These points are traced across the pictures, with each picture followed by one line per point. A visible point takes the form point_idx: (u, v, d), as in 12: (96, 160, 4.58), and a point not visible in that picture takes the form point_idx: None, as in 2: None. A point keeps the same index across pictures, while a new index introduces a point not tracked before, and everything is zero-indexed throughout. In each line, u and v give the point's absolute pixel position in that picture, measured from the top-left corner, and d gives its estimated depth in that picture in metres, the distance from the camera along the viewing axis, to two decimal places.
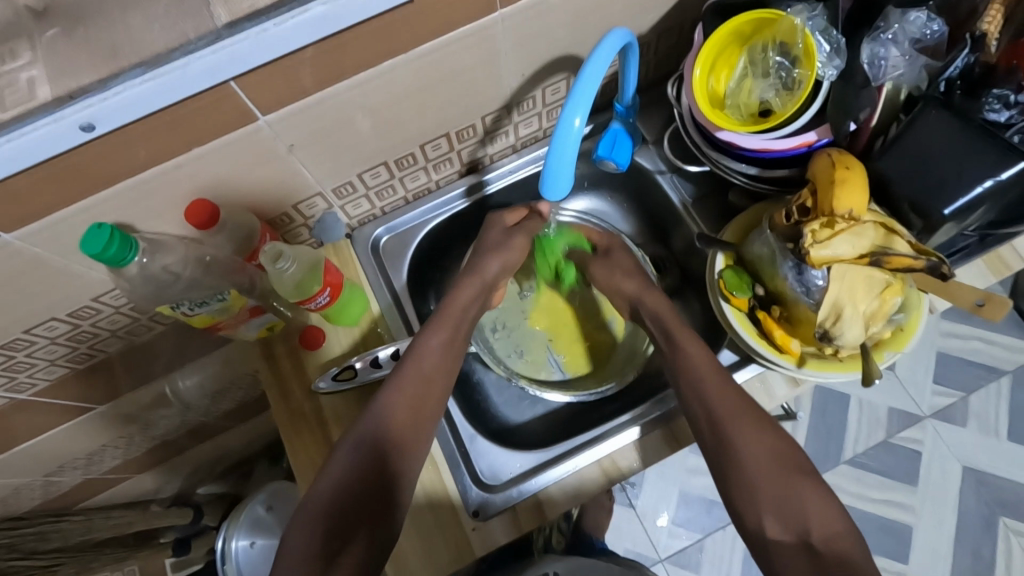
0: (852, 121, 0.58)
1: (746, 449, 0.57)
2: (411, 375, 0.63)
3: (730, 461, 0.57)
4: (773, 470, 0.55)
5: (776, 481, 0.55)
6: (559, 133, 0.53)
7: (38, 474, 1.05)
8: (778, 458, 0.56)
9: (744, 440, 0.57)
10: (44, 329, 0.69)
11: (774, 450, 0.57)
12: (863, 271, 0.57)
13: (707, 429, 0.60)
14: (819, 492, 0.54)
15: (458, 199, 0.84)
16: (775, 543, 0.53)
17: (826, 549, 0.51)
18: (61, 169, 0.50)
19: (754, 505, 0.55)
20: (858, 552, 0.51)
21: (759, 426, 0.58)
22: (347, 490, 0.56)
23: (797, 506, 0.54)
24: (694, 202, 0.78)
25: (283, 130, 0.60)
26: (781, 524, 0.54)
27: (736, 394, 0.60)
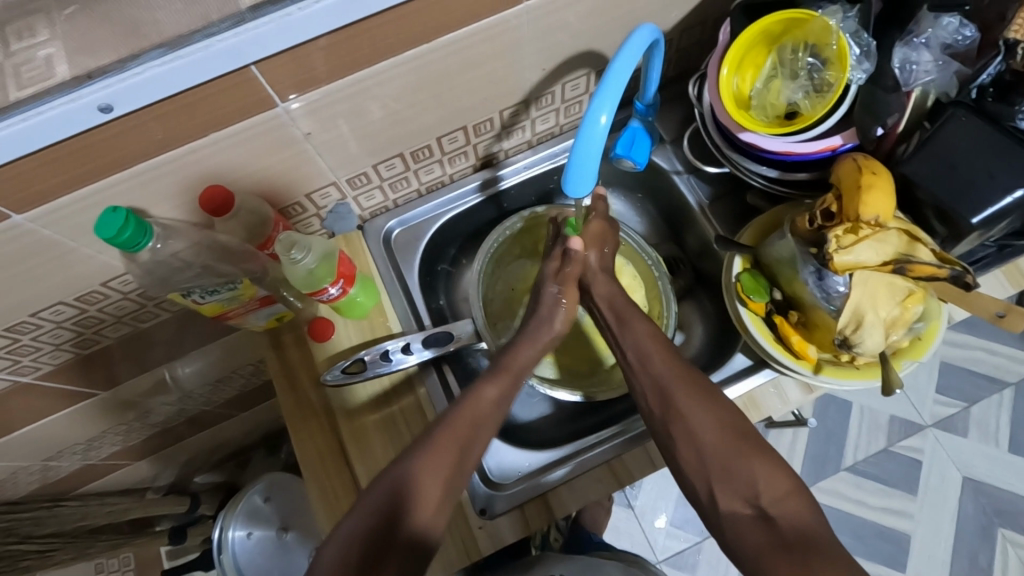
0: (880, 125, 0.57)
1: (691, 415, 0.56)
2: (479, 395, 0.60)
3: (677, 427, 0.56)
4: (727, 438, 0.54)
5: (728, 446, 0.53)
6: (584, 129, 0.52)
7: (37, 459, 1.04)
8: (723, 422, 0.55)
9: (691, 410, 0.56)
10: (50, 312, 0.68)
11: (720, 413, 0.55)
12: (886, 278, 0.56)
13: (656, 402, 0.58)
14: (765, 457, 0.53)
15: (471, 194, 0.83)
16: (728, 511, 0.52)
17: (778, 514, 0.50)
18: (76, 149, 0.49)
19: (700, 466, 0.54)
20: (807, 514, 0.50)
21: (698, 394, 0.57)
22: (415, 496, 0.53)
23: (746, 472, 0.52)
24: (710, 203, 0.77)
25: (299, 118, 0.59)
26: (728, 489, 0.52)
27: (675, 364, 0.59)
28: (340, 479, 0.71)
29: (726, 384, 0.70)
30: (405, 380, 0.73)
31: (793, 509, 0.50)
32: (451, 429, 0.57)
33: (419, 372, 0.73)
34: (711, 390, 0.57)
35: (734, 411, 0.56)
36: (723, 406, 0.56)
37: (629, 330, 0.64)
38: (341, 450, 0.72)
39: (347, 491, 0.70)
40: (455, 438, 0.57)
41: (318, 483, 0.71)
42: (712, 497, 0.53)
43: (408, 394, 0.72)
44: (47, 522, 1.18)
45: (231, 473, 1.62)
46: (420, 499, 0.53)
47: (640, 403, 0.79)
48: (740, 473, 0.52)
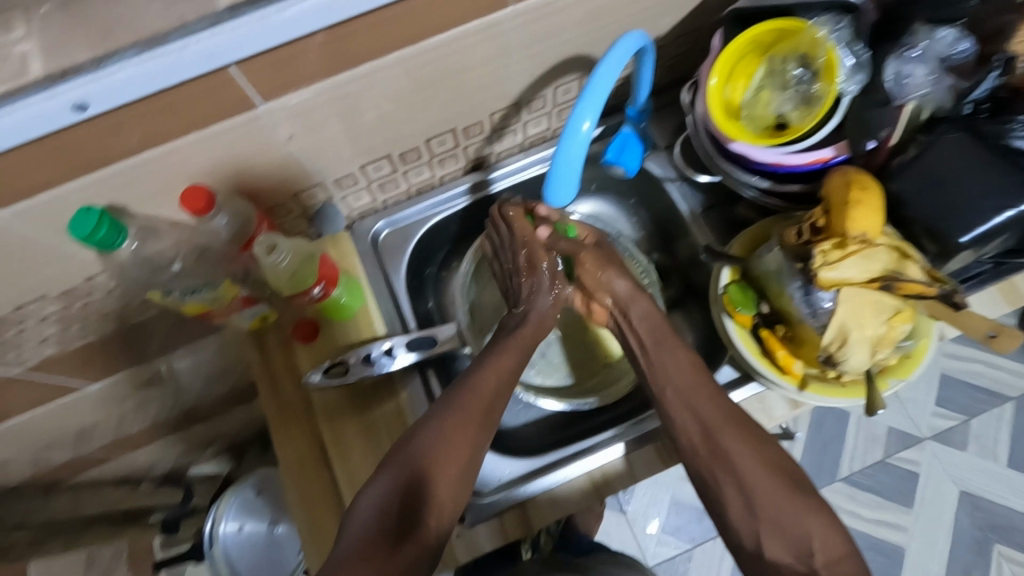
0: (872, 138, 0.56)
1: (739, 458, 0.55)
2: (499, 365, 0.63)
3: (722, 467, 0.55)
4: (780, 492, 0.53)
5: (780, 500, 0.52)
6: (565, 137, 0.51)
7: (29, 449, 1.04)
8: (771, 468, 0.54)
9: (740, 455, 0.55)
10: (34, 307, 0.68)
11: (771, 459, 0.55)
12: (873, 295, 0.55)
13: (699, 443, 0.57)
14: (818, 511, 0.52)
15: (462, 196, 0.82)
16: (773, 561, 0.52)
17: (830, 574, 0.49)
18: (53, 147, 0.49)
19: (749, 518, 0.53)
20: (858, 572, 0.49)
21: (745, 437, 0.56)
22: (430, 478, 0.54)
23: (798, 526, 0.51)
24: (702, 212, 0.76)
25: (283, 119, 0.58)
26: (780, 539, 0.52)
27: (721, 408, 0.58)
28: (320, 483, 0.70)
29: None
30: (388, 385, 0.72)
31: (845, 572, 0.50)
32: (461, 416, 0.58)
33: (404, 377, 0.73)
34: (757, 434, 0.56)
35: (781, 461, 0.55)
36: (771, 454, 0.55)
37: (661, 355, 0.63)
38: (321, 455, 0.71)
39: (326, 494, 0.70)
40: (466, 427, 0.57)
41: (297, 488, 0.70)
42: (758, 546, 0.52)
43: (390, 398, 0.72)
44: None
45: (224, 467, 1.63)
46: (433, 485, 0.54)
47: (626, 412, 0.79)
48: (791, 528, 0.51)
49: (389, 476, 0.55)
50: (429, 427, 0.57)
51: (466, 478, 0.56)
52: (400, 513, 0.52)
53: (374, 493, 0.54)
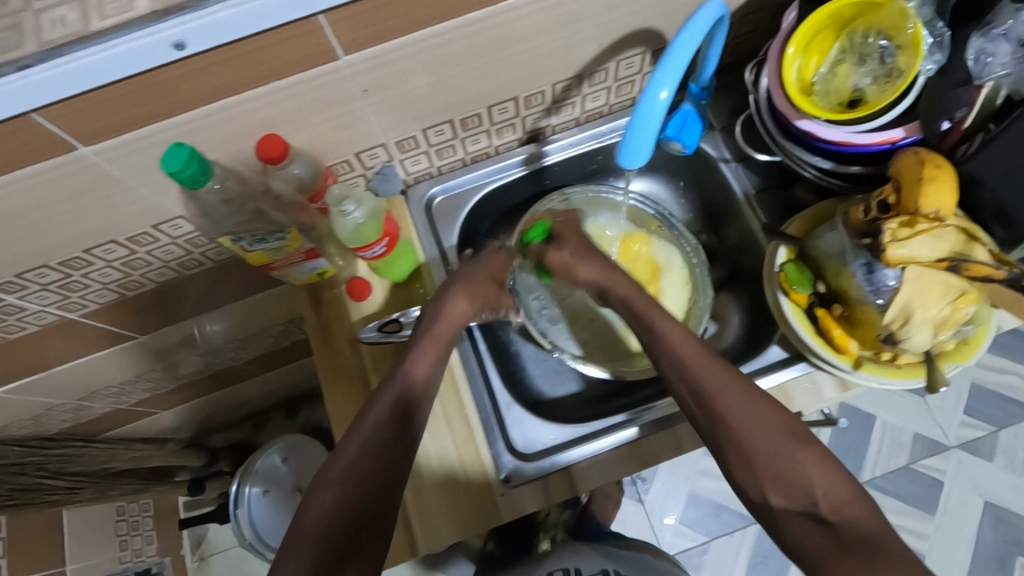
0: (946, 119, 0.56)
1: (731, 409, 0.52)
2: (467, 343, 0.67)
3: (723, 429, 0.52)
4: (779, 444, 0.50)
5: (779, 451, 0.49)
6: (642, 103, 0.52)
7: (74, 397, 1.08)
8: (772, 422, 0.51)
9: (731, 408, 0.52)
10: (102, 251, 0.70)
11: (767, 412, 0.52)
12: (938, 275, 0.55)
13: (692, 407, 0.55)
14: (820, 459, 0.49)
15: (516, 166, 0.83)
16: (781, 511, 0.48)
17: (838, 520, 0.46)
18: (147, 85, 0.50)
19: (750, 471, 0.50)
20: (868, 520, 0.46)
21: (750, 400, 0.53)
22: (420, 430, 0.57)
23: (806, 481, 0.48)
24: (757, 193, 0.76)
25: (359, 73, 0.59)
26: (784, 494, 0.48)
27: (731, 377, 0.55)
28: None
29: (758, 375, 0.69)
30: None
31: (854, 516, 0.46)
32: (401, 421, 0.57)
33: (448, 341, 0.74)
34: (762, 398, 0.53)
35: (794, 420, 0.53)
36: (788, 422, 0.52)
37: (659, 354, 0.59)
38: None
39: None
40: (411, 428, 0.57)
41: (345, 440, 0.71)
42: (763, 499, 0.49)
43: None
44: (77, 460, 1.21)
45: (248, 434, 1.65)
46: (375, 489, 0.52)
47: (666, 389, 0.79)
48: (795, 477, 0.48)
49: (339, 483, 0.51)
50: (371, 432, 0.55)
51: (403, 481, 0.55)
52: (390, 463, 0.53)
53: (327, 491, 0.50)
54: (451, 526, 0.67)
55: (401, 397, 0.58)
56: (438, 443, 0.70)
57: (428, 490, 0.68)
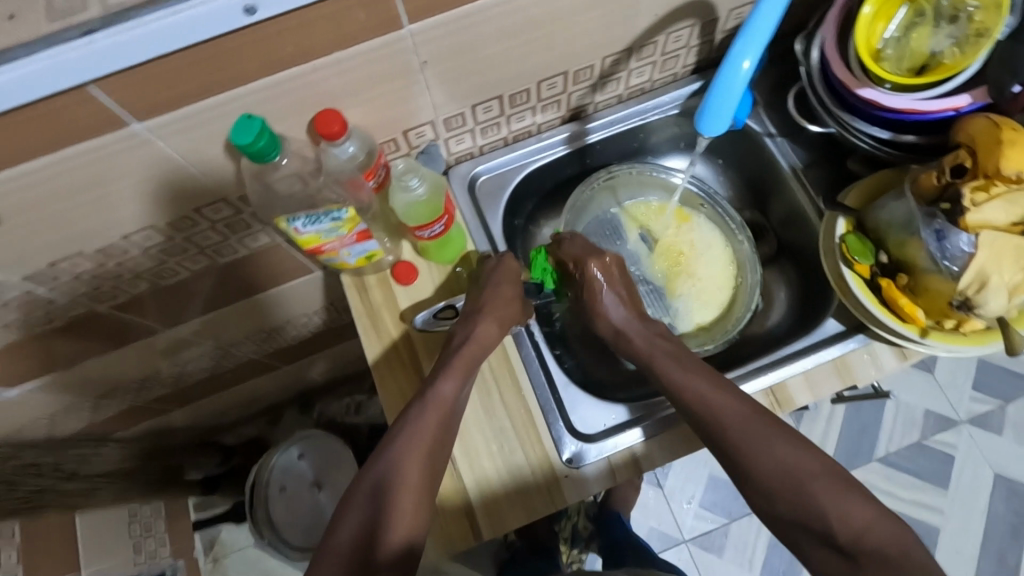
0: (1018, 82, 0.55)
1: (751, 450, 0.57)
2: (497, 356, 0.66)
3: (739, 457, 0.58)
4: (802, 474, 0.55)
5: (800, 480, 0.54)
6: (725, 71, 0.53)
7: (91, 395, 1.04)
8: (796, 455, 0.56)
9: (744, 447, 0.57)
10: (140, 237, 0.67)
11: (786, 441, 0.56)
12: (1014, 240, 0.55)
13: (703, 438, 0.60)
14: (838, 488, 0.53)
15: (559, 145, 0.81)
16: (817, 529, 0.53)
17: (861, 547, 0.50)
18: (211, 54, 0.48)
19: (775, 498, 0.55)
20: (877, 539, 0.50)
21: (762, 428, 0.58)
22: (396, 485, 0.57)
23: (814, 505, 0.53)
24: (804, 167, 0.76)
25: (421, 44, 0.57)
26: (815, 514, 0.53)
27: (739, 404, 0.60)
28: None
29: (817, 347, 0.69)
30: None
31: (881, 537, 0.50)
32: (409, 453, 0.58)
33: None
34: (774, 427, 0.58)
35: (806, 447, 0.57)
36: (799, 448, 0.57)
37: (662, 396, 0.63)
38: None
39: None
40: (418, 459, 0.58)
41: None
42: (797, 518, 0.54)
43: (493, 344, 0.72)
44: (93, 461, 1.18)
45: (261, 429, 1.62)
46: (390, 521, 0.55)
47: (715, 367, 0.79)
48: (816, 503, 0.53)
49: (357, 514, 0.55)
50: (387, 466, 0.58)
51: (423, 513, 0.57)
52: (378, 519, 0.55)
53: (357, 509, 0.56)
54: (517, 511, 0.65)
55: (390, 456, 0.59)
56: (497, 426, 0.68)
57: (490, 471, 0.67)
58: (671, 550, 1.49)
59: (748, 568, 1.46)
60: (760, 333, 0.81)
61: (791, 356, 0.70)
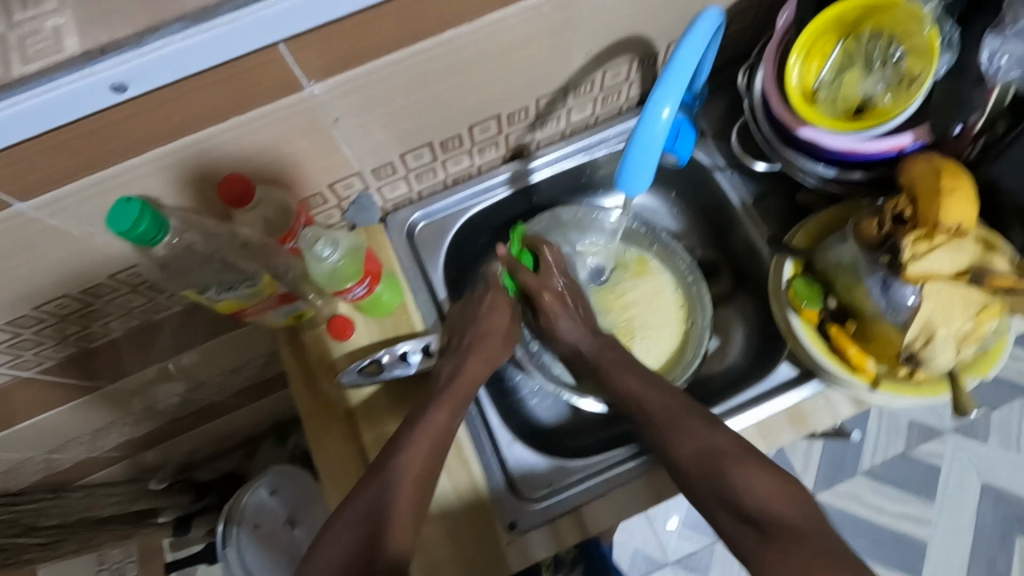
0: (960, 122, 0.54)
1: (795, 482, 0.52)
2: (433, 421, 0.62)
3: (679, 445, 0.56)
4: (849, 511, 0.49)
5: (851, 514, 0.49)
6: (644, 122, 0.50)
7: (41, 451, 0.96)
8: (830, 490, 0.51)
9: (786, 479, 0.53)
10: (54, 306, 0.64)
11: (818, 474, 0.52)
12: (960, 289, 0.52)
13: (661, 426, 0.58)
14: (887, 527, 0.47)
15: (501, 185, 0.78)
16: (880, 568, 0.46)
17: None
18: (86, 133, 0.45)
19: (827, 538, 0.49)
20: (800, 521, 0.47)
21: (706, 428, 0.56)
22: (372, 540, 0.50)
23: (750, 499, 0.50)
24: (754, 202, 0.73)
25: (330, 102, 0.54)
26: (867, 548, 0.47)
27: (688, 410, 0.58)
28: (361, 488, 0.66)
29: (771, 395, 0.66)
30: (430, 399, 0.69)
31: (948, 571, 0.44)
32: (408, 464, 0.56)
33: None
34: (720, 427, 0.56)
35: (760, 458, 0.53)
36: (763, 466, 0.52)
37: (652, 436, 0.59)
38: (362, 460, 0.67)
39: None
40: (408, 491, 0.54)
41: (337, 497, 0.66)
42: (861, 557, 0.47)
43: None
44: (51, 512, 1.07)
45: (237, 464, 1.52)
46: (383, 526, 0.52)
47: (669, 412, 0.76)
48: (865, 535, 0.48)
49: (349, 527, 0.52)
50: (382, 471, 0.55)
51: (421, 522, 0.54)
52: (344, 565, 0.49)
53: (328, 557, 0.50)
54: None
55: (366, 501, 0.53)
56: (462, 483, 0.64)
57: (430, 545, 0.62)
58: None
59: None
60: (716, 373, 0.78)
61: (745, 405, 0.66)
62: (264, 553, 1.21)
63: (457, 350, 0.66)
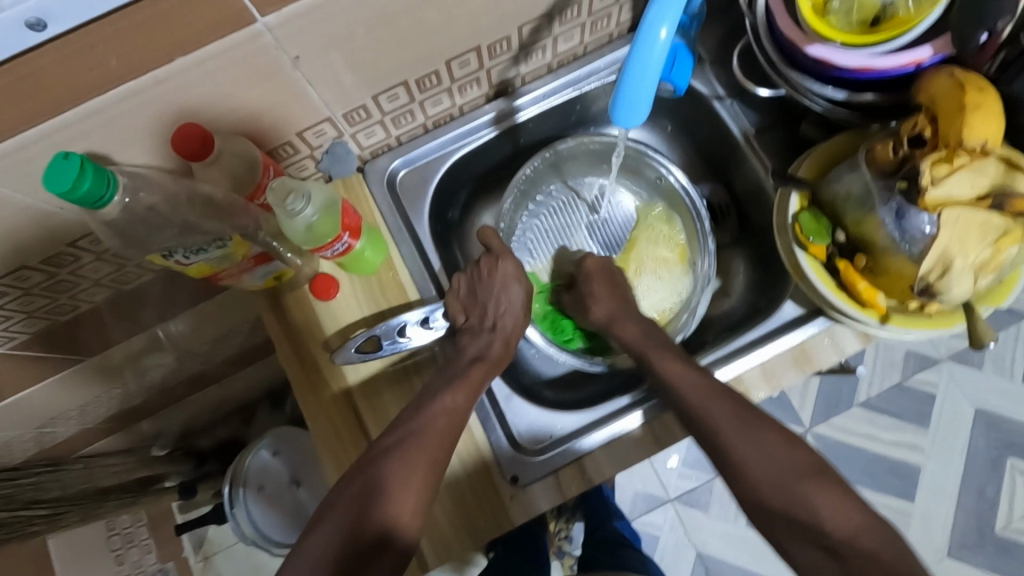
0: (986, 31, 0.48)
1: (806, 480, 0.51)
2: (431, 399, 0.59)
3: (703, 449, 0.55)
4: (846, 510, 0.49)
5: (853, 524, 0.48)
6: (639, 45, 0.45)
7: (30, 428, 0.93)
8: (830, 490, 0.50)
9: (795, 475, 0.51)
10: (15, 278, 0.60)
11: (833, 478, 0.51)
12: (980, 215, 0.49)
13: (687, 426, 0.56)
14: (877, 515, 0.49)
15: (486, 127, 0.73)
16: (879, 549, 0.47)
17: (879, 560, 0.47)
18: (8, 83, 0.39)
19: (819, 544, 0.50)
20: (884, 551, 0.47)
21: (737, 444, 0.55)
22: (374, 504, 0.51)
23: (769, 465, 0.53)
24: (757, 132, 0.68)
25: (286, 38, 0.48)
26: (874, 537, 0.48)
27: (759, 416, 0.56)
28: (354, 448, 0.65)
29: (777, 334, 0.64)
30: (426, 360, 0.67)
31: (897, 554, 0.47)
32: (411, 458, 0.54)
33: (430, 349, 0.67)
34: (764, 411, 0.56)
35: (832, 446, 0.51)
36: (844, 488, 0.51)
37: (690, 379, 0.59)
38: (356, 421, 0.66)
39: None
40: (415, 472, 0.54)
41: (331, 458, 0.65)
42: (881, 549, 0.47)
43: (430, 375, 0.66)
44: (51, 486, 1.01)
45: (234, 427, 1.51)
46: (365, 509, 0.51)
47: None
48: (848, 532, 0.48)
49: (335, 521, 0.51)
50: (383, 464, 0.54)
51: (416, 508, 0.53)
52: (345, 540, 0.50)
53: (329, 528, 0.51)
54: (460, 535, 0.61)
55: (367, 474, 0.54)
56: (472, 444, 0.63)
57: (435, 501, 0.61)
58: (656, 511, 1.34)
59: (734, 521, 1.31)
60: (717, 316, 0.76)
61: (741, 351, 0.65)
62: (272, 512, 1.21)
63: (480, 328, 0.66)
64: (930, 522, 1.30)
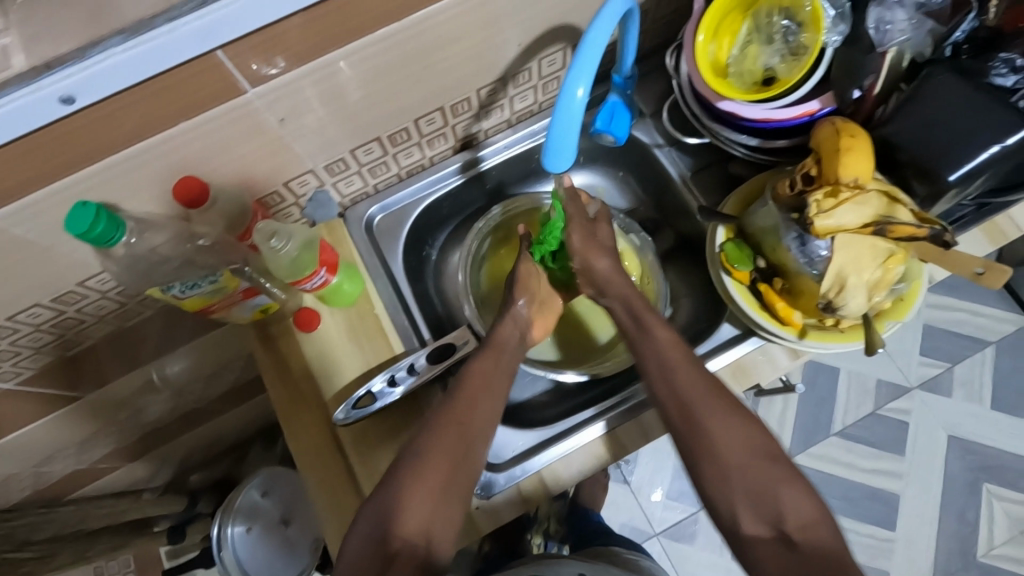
0: (857, 87, 0.59)
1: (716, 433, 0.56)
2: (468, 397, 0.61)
3: (701, 448, 0.56)
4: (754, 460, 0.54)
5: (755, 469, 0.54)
6: (562, 103, 0.53)
7: (28, 466, 0.97)
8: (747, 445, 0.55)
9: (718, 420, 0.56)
10: (27, 315, 0.67)
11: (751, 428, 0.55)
12: (867, 240, 0.56)
13: (676, 414, 0.58)
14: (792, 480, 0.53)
15: (453, 175, 0.82)
16: (750, 533, 0.53)
17: (802, 538, 0.50)
18: (42, 145, 0.48)
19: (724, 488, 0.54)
20: (832, 539, 0.50)
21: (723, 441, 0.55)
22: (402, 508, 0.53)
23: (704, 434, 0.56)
24: (692, 175, 0.77)
25: (273, 104, 0.57)
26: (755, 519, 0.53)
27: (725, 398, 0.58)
28: (335, 471, 0.70)
29: (717, 352, 0.70)
30: None
31: (819, 535, 0.50)
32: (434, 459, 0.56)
33: None
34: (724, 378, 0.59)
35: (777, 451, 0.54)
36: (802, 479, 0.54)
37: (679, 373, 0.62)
38: (336, 446, 0.71)
39: (343, 482, 0.70)
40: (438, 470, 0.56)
41: (315, 481, 0.70)
42: (735, 517, 0.53)
43: (416, 420, 0.71)
44: (45, 527, 1.04)
45: (227, 470, 1.53)
46: (401, 511, 0.53)
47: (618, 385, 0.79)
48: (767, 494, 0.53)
49: (369, 532, 0.53)
50: (407, 463, 0.56)
51: (450, 506, 0.56)
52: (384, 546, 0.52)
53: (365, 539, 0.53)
54: None
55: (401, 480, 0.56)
56: None
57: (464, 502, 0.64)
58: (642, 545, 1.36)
59: (719, 554, 1.33)
60: None
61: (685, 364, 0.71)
62: (264, 554, 1.23)
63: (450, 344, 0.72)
64: (912, 549, 1.33)
